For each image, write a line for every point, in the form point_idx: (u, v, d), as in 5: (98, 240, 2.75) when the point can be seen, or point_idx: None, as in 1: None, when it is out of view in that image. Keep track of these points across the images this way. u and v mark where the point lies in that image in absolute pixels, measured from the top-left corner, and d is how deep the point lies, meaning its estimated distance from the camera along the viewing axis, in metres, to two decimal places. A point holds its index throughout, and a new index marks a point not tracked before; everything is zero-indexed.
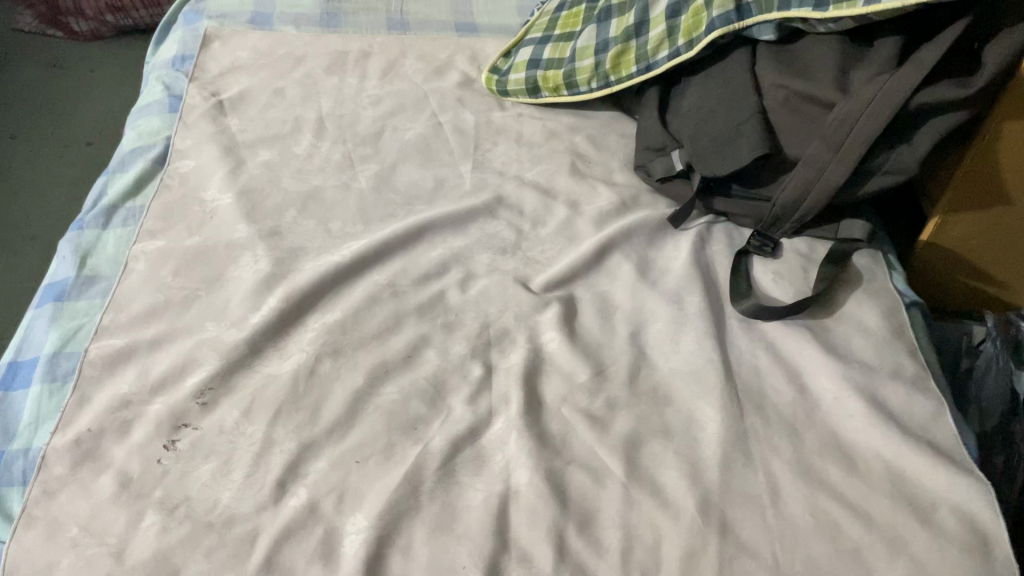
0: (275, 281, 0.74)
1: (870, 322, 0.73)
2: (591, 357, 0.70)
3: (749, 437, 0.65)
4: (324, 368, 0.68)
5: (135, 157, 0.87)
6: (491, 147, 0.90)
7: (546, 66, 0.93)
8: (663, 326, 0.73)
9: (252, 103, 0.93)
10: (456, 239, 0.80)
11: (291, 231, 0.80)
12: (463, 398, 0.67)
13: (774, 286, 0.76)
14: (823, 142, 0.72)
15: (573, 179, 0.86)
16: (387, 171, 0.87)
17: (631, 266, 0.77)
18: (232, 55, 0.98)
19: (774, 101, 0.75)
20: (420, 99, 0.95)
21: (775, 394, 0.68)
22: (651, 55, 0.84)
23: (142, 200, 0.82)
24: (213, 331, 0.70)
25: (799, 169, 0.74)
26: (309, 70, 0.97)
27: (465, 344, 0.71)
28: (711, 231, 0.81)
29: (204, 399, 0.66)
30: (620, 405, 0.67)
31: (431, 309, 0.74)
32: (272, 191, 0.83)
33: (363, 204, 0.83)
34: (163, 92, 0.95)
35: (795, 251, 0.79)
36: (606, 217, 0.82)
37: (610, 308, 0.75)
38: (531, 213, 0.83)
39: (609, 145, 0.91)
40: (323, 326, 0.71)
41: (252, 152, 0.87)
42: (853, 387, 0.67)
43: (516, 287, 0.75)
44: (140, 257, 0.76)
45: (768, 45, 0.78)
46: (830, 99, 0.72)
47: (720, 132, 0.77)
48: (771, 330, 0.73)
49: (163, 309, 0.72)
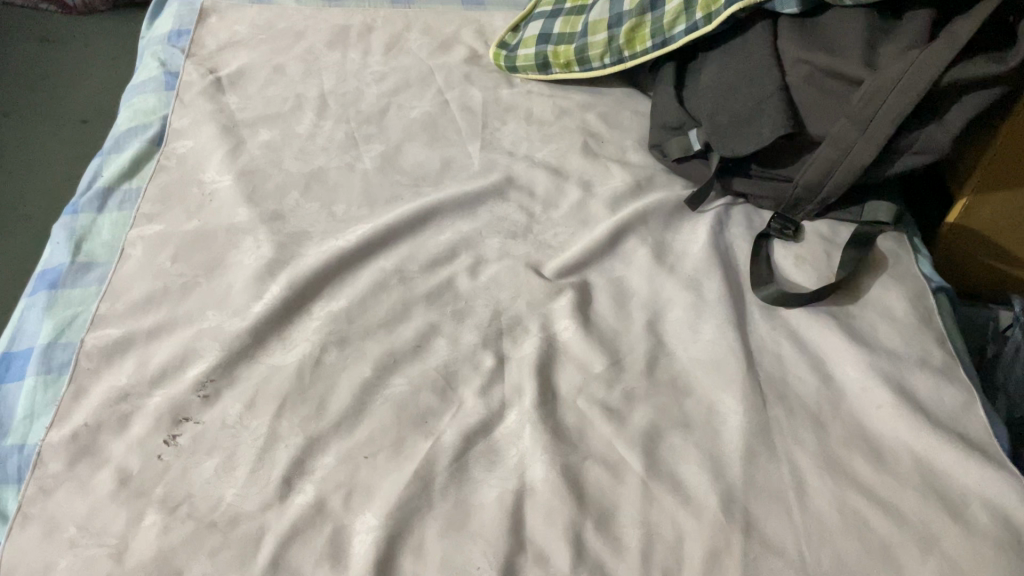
0: (278, 267, 0.71)
1: (897, 309, 0.70)
2: (607, 346, 0.67)
3: (773, 429, 0.62)
4: (329, 359, 0.66)
5: (130, 137, 0.84)
6: (499, 125, 0.87)
7: (557, 41, 0.89)
8: (682, 313, 0.70)
9: (251, 80, 0.89)
10: (465, 222, 0.77)
11: (293, 215, 0.76)
12: (474, 389, 0.65)
13: (796, 271, 0.73)
14: (850, 120, 0.69)
15: (585, 159, 0.83)
16: (393, 151, 0.83)
17: (648, 250, 0.75)
18: (230, 30, 0.95)
19: (798, 77, 0.72)
20: (425, 75, 0.91)
21: (799, 384, 0.65)
22: (667, 30, 0.80)
23: (139, 182, 0.79)
24: (213, 320, 0.67)
25: (824, 148, 0.71)
26: (310, 46, 0.93)
27: (477, 333, 0.68)
28: (730, 214, 0.78)
29: (205, 392, 0.63)
30: (638, 396, 0.64)
31: (440, 296, 0.71)
32: (273, 172, 0.80)
33: (368, 186, 0.80)
34: (159, 69, 0.91)
35: (818, 234, 0.76)
36: (621, 199, 0.79)
37: (627, 294, 0.72)
38: (542, 195, 0.80)
39: (622, 123, 0.87)
40: (328, 315, 0.69)
41: (251, 131, 0.84)
42: (880, 377, 0.65)
43: (528, 273, 0.73)
44: (137, 243, 0.73)
45: (790, 18, 0.75)
46: (857, 74, 0.69)
47: (740, 110, 0.74)
48: (794, 317, 0.70)
49: (162, 296, 0.69)
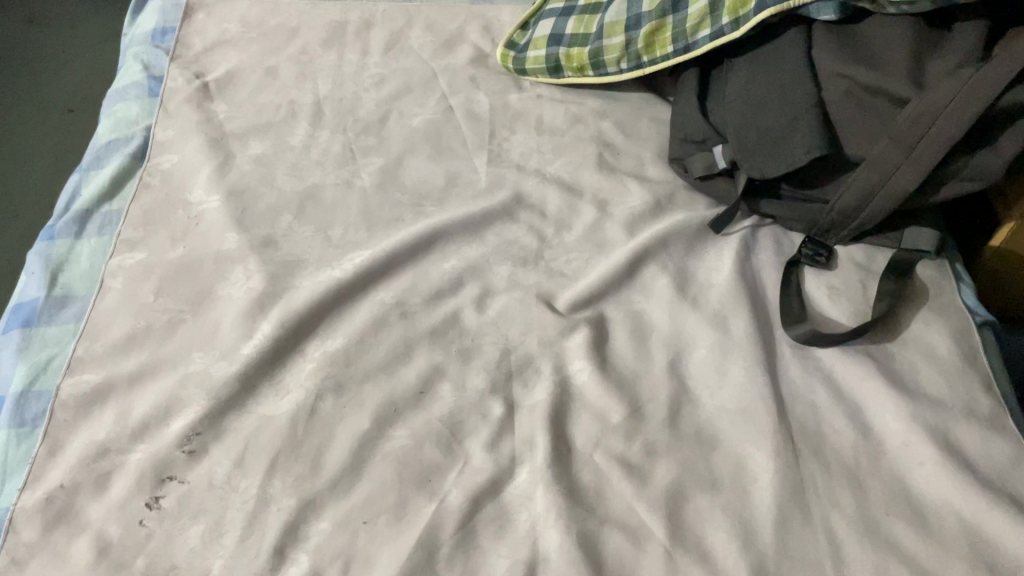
0: (269, 301, 0.66)
1: (940, 348, 0.65)
2: (625, 392, 0.62)
3: (808, 489, 0.57)
4: (325, 408, 0.61)
5: (110, 152, 0.77)
6: (507, 135, 0.81)
7: (569, 43, 0.82)
8: (706, 353, 0.64)
9: (240, 84, 0.83)
10: (471, 247, 0.72)
11: (286, 240, 0.71)
12: (482, 443, 0.60)
13: (829, 304, 0.68)
14: (893, 143, 0.63)
15: (600, 174, 0.77)
16: (393, 165, 0.77)
17: (669, 280, 0.69)
18: (218, 28, 0.88)
19: (834, 92, 0.66)
20: (428, 78, 0.85)
21: (835, 436, 0.60)
22: (690, 34, 0.74)
23: (120, 203, 0.73)
24: (199, 365, 0.62)
25: (862, 171, 0.65)
26: (304, 45, 0.87)
27: (484, 376, 0.63)
28: (757, 237, 0.73)
29: (190, 447, 0.58)
30: (659, 450, 0.59)
31: (445, 333, 0.66)
32: (265, 191, 0.74)
33: (367, 206, 0.74)
34: (142, 72, 0.84)
35: (852, 261, 0.70)
36: (639, 220, 0.74)
37: (646, 330, 0.66)
38: (554, 215, 0.74)
39: (639, 132, 0.81)
40: (324, 356, 0.63)
41: (241, 143, 0.78)
42: (923, 429, 0.59)
43: (539, 307, 0.67)
44: (119, 274, 0.68)
45: (825, 25, 0.68)
46: (902, 94, 0.63)
47: (771, 127, 0.68)
48: (828, 357, 0.64)
49: (144, 336, 0.64)
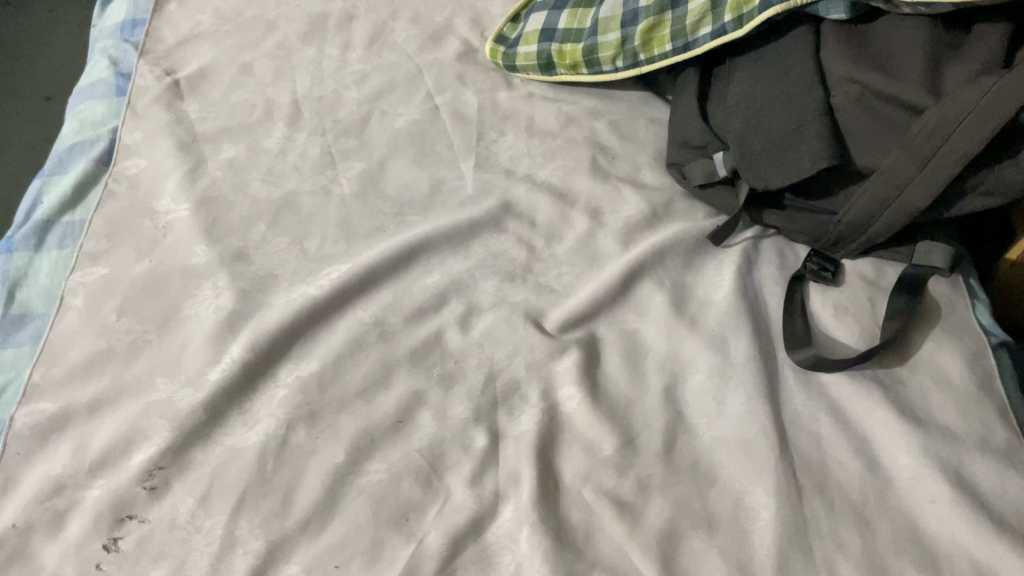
0: (239, 321, 0.62)
1: (952, 373, 0.60)
2: (617, 422, 0.58)
3: (810, 530, 0.54)
4: (297, 439, 0.57)
5: (74, 156, 0.73)
6: (496, 137, 0.76)
7: (562, 38, 0.77)
8: (704, 379, 0.60)
9: (214, 81, 0.78)
10: (455, 260, 0.68)
11: (259, 253, 0.67)
12: (464, 477, 0.56)
13: (835, 324, 0.64)
14: (906, 154, 0.59)
15: (594, 180, 0.73)
16: (375, 170, 0.73)
17: (665, 297, 0.65)
18: (191, 20, 0.83)
19: (845, 98, 0.61)
20: (413, 75, 0.80)
21: (840, 471, 0.56)
22: (690, 32, 0.69)
23: (83, 212, 0.69)
24: (162, 392, 0.58)
25: (873, 184, 0.61)
26: (282, 39, 0.82)
27: (467, 404, 0.59)
28: (759, 250, 0.68)
29: (152, 483, 0.55)
30: (653, 485, 0.56)
31: (426, 355, 0.62)
32: (237, 200, 0.70)
33: (346, 215, 0.70)
34: (109, 69, 0.79)
35: (861, 276, 0.66)
36: (634, 230, 0.69)
37: (641, 352, 0.62)
38: (544, 225, 0.70)
39: (636, 134, 0.77)
40: (296, 382, 0.59)
41: (214, 146, 0.73)
42: (935, 465, 0.55)
43: (527, 327, 0.63)
44: (79, 290, 0.64)
45: (834, 24, 0.64)
46: (916, 101, 0.58)
47: (776, 134, 0.64)
48: (834, 383, 0.61)
49: (105, 359, 0.60)
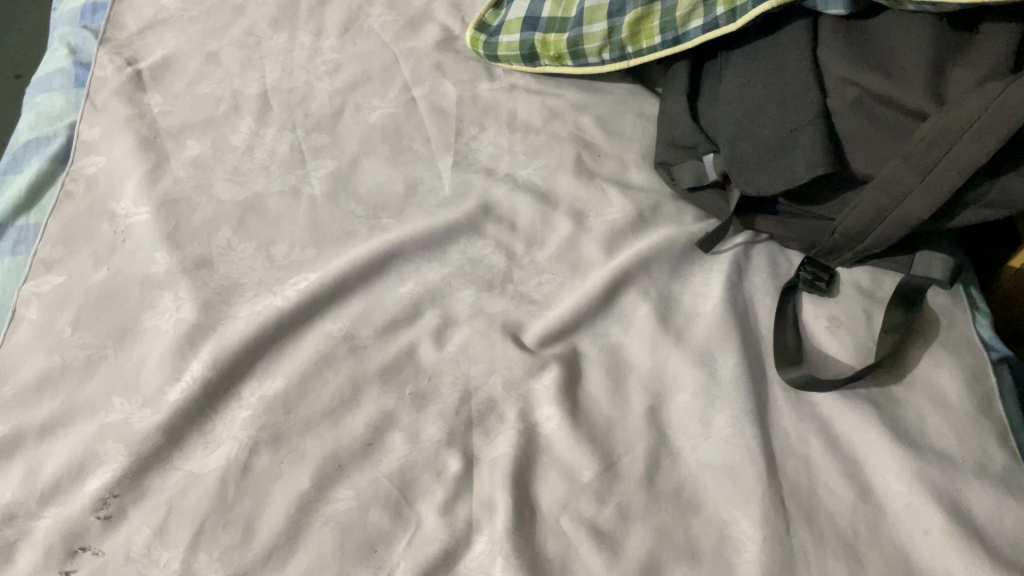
0: (200, 336, 0.59)
1: (950, 392, 0.58)
2: (598, 444, 0.56)
3: (799, 562, 0.51)
4: (260, 464, 0.54)
5: (30, 154, 0.69)
6: (476, 133, 0.73)
7: (546, 27, 0.73)
8: (690, 398, 0.58)
9: (178, 72, 0.74)
10: (430, 268, 0.64)
11: (223, 260, 0.63)
12: (435, 506, 0.53)
13: (828, 338, 0.61)
14: (907, 162, 0.55)
15: (578, 180, 0.69)
16: (346, 169, 0.69)
17: (650, 309, 0.62)
18: (154, 5, 0.79)
19: (842, 101, 0.58)
20: (389, 64, 0.76)
21: (831, 498, 0.54)
22: (680, 25, 0.65)
23: (38, 215, 0.66)
24: (118, 413, 0.55)
25: (870, 193, 0.57)
26: (251, 25, 0.78)
27: (441, 425, 0.56)
28: (750, 257, 0.65)
29: (107, 511, 0.52)
30: (634, 514, 0.53)
31: (398, 372, 0.59)
32: (201, 202, 0.66)
33: (316, 218, 0.66)
34: (68, 58, 0.75)
35: (856, 287, 0.63)
36: (619, 236, 0.66)
37: (624, 369, 0.59)
38: (525, 230, 0.67)
39: (622, 130, 0.73)
40: (260, 402, 0.56)
41: (177, 143, 0.70)
42: (929, 493, 0.53)
43: (504, 342, 0.60)
44: (32, 301, 0.60)
45: (832, 21, 0.60)
46: (919, 108, 0.55)
47: (769, 138, 0.60)
48: (825, 403, 0.58)
49: (58, 377, 0.57)
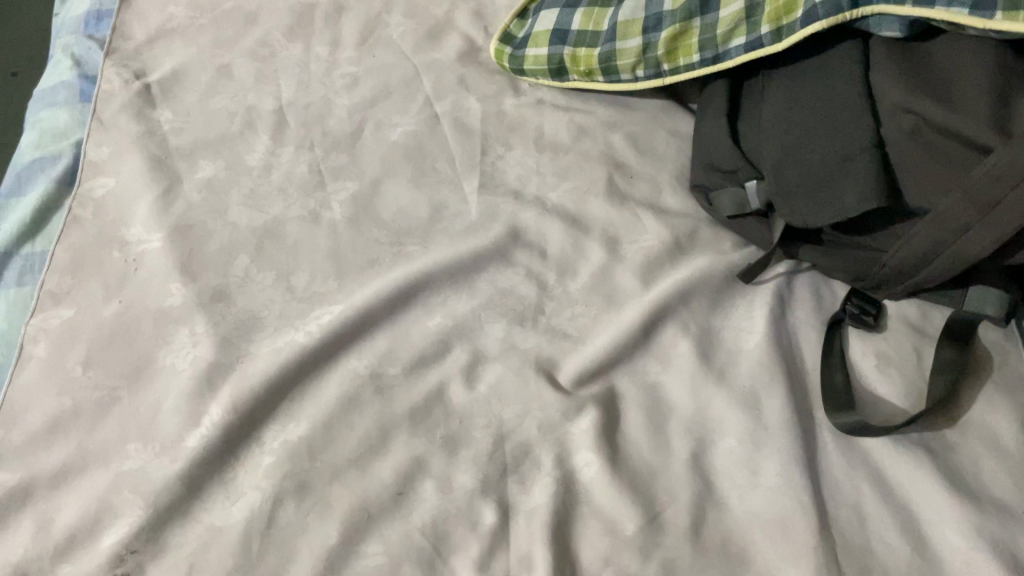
0: (219, 376, 0.56)
1: (1006, 437, 0.55)
2: (640, 494, 0.53)
3: None
4: (286, 516, 0.51)
5: (34, 175, 0.66)
6: (502, 152, 0.69)
7: (576, 41, 0.69)
8: (735, 444, 0.55)
9: (188, 85, 0.71)
10: (458, 299, 0.61)
11: (241, 292, 0.60)
12: (471, 561, 0.50)
13: (877, 377, 0.58)
14: (966, 198, 0.52)
15: (610, 204, 0.66)
16: (368, 192, 0.66)
17: (691, 346, 0.59)
18: (162, 12, 0.75)
19: (897, 130, 0.55)
20: (409, 78, 0.73)
21: (886, 553, 0.51)
22: (722, 43, 0.62)
23: (44, 242, 0.62)
24: (134, 461, 0.52)
25: (924, 227, 0.54)
26: (264, 35, 0.74)
27: (475, 472, 0.54)
28: (793, 288, 0.62)
29: (125, 569, 0.49)
30: (680, 571, 0.50)
31: (428, 414, 0.56)
32: (216, 228, 0.63)
33: (337, 246, 0.63)
34: (73, 71, 0.72)
35: (904, 321, 0.60)
36: (656, 265, 0.63)
37: (665, 411, 0.57)
38: (556, 257, 0.64)
39: (656, 149, 0.70)
40: (284, 447, 0.54)
41: (189, 163, 0.66)
42: (990, 549, 0.50)
43: (539, 382, 0.57)
44: (40, 337, 0.57)
45: (886, 43, 0.57)
46: (981, 140, 0.51)
47: (818, 167, 0.57)
48: (876, 449, 0.55)
49: (70, 420, 0.54)
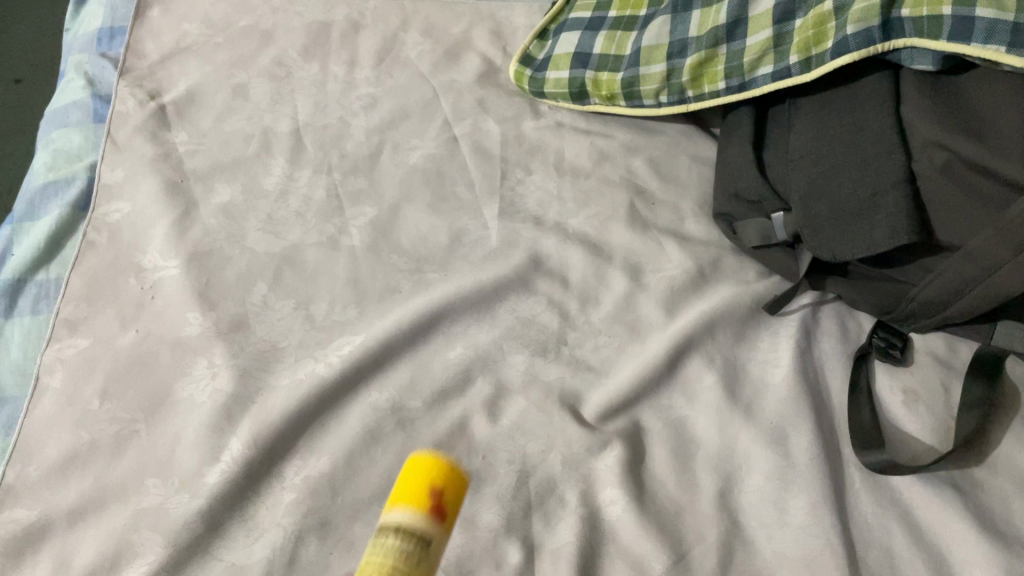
0: (239, 409, 0.55)
1: None
2: (667, 533, 0.52)
3: None
4: (307, 554, 0.51)
5: (48, 198, 0.65)
6: (522, 176, 0.68)
7: (598, 65, 0.69)
8: (762, 481, 0.54)
9: (204, 106, 0.70)
10: (480, 329, 0.60)
11: (260, 321, 0.59)
12: None
13: (905, 413, 0.57)
14: (999, 236, 0.51)
15: (632, 231, 0.65)
16: (387, 218, 0.65)
17: (716, 379, 0.58)
18: (177, 30, 0.74)
19: (928, 165, 0.54)
20: (428, 99, 0.72)
21: None
22: (748, 71, 0.61)
23: (59, 268, 0.61)
24: (153, 498, 0.51)
25: (955, 264, 0.53)
26: (280, 53, 0.73)
27: (498, 510, 0.53)
28: (819, 320, 0.62)
29: None
30: None
31: (450, 449, 0.55)
32: (233, 254, 0.62)
33: (357, 273, 0.62)
34: (86, 90, 0.71)
35: (931, 355, 0.60)
36: (680, 296, 0.62)
37: (690, 447, 0.56)
38: (578, 285, 0.63)
39: (677, 176, 0.69)
40: (306, 483, 0.53)
41: (205, 186, 0.65)
42: None
43: (562, 416, 0.56)
44: (56, 367, 0.56)
45: (918, 77, 0.57)
46: (1016, 178, 0.50)
47: (846, 201, 0.56)
48: (905, 488, 0.54)
49: (87, 455, 0.53)
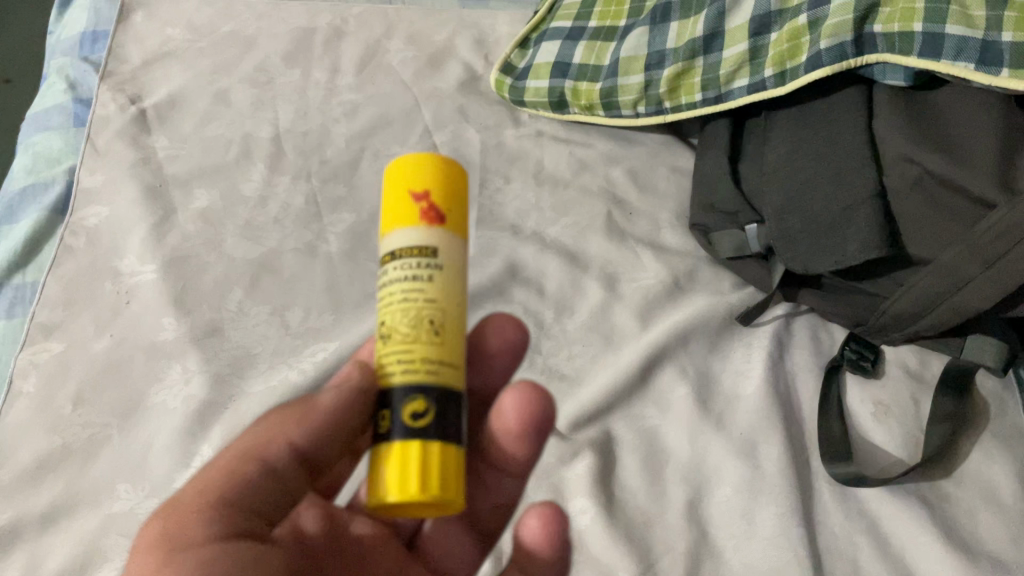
0: (212, 414, 0.55)
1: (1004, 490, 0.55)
2: (635, 544, 0.52)
3: None
4: None
5: (26, 202, 0.65)
6: (502, 185, 0.69)
7: (577, 74, 0.69)
8: (732, 493, 0.54)
9: (185, 111, 0.70)
10: None
11: (235, 327, 0.59)
12: None
13: (875, 426, 0.58)
14: (969, 251, 0.51)
15: (609, 241, 0.66)
16: (366, 224, 0.65)
17: (689, 390, 0.59)
18: (160, 35, 0.75)
19: (900, 180, 0.54)
20: (409, 107, 0.72)
21: None
22: (724, 83, 0.61)
23: (35, 272, 0.62)
24: (124, 503, 0.52)
25: (925, 277, 0.53)
26: (263, 60, 0.74)
27: None
28: (792, 332, 0.62)
29: None
30: None
31: None
32: (211, 260, 0.62)
33: (334, 279, 0.62)
34: (67, 94, 0.71)
35: (903, 368, 0.60)
36: (655, 306, 0.63)
37: (661, 457, 0.56)
38: (554, 294, 0.63)
39: (656, 186, 0.69)
40: None
41: (184, 191, 0.65)
42: None
43: None
44: (30, 371, 0.56)
45: (891, 92, 0.57)
46: (986, 195, 0.51)
47: (819, 213, 0.56)
48: (873, 501, 0.55)
49: (59, 459, 0.53)
